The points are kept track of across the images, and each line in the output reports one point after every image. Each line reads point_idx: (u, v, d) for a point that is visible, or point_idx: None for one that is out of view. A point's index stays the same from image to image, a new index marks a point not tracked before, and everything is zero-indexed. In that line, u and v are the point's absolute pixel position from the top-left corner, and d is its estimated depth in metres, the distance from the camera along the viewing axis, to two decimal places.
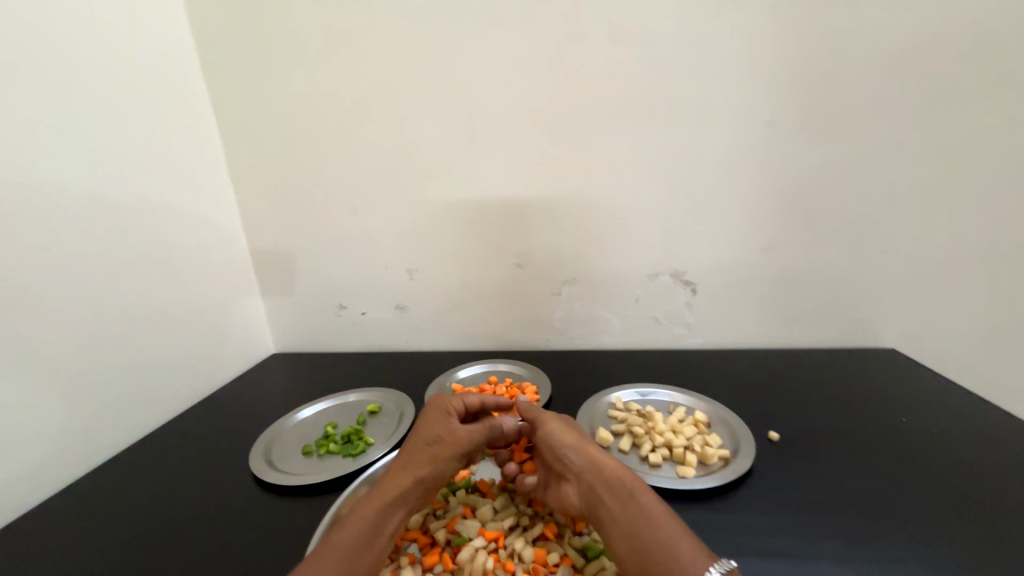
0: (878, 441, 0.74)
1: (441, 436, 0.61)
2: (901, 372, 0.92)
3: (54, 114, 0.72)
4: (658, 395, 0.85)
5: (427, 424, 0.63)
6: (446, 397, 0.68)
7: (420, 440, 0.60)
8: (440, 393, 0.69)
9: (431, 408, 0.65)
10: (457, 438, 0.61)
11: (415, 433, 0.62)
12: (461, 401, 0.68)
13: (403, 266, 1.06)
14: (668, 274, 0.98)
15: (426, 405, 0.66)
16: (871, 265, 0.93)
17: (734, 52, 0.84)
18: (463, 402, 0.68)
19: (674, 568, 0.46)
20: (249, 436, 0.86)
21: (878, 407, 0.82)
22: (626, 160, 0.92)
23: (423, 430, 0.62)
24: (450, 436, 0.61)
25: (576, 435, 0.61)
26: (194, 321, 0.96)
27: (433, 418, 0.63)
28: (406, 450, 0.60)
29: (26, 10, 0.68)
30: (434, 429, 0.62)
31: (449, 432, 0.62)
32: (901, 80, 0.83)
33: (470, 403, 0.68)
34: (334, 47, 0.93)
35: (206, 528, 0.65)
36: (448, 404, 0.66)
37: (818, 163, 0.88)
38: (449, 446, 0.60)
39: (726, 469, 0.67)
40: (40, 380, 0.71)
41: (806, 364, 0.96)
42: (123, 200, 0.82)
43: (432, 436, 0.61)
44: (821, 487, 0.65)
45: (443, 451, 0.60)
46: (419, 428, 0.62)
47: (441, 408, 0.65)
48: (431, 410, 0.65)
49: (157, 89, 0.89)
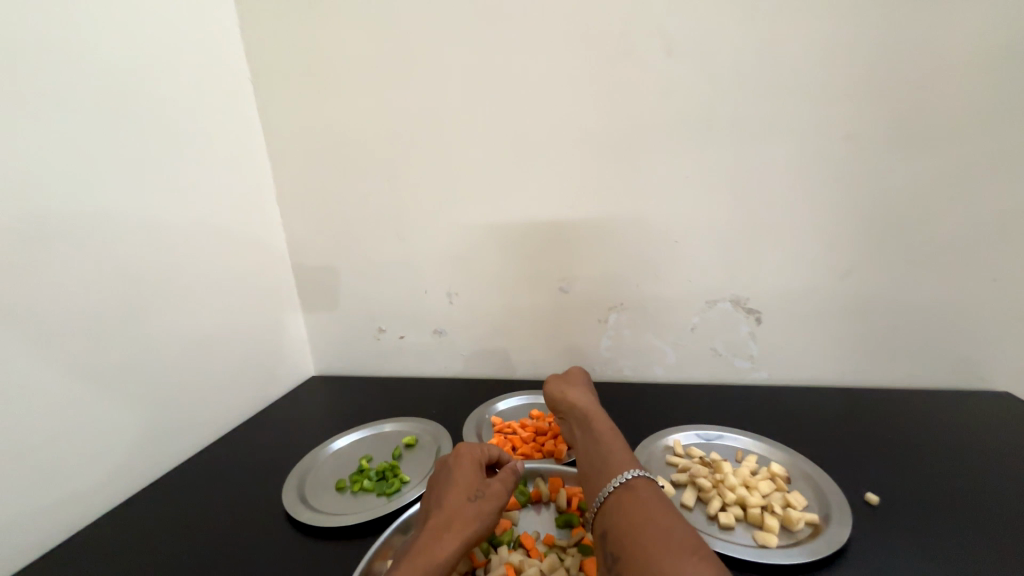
0: (1008, 510, 0.61)
1: (479, 488, 0.58)
2: (1022, 421, 0.77)
3: (124, 142, 0.75)
4: (724, 440, 0.75)
5: (463, 475, 0.59)
6: (475, 446, 0.65)
7: (459, 494, 0.56)
8: (467, 444, 0.65)
9: (461, 459, 0.62)
10: (495, 490, 0.58)
11: (453, 487, 0.57)
12: (489, 452, 0.65)
13: (443, 289, 1.03)
14: (729, 301, 0.89)
15: (454, 457, 0.63)
16: (977, 295, 0.80)
17: (807, 60, 0.76)
18: (490, 453, 0.64)
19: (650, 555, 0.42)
20: (285, 465, 0.83)
21: (1000, 465, 0.69)
22: (682, 179, 0.85)
23: (460, 482, 0.58)
24: (488, 488, 0.58)
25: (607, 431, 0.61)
26: (240, 343, 0.97)
27: (466, 469, 0.60)
28: (445, 505, 0.55)
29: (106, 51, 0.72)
30: (471, 481, 0.58)
31: (483, 486, 0.58)
32: (1014, 81, 0.72)
33: (497, 454, 0.65)
34: (382, 72, 0.94)
35: (240, 568, 0.62)
36: (479, 453, 0.63)
37: (910, 179, 0.77)
38: (489, 498, 0.57)
39: (817, 539, 0.56)
40: (93, 403, 0.71)
41: (897, 407, 0.83)
42: (183, 227, 0.85)
43: (471, 488, 0.57)
44: (941, 567, 0.53)
45: (485, 505, 0.56)
46: (455, 480, 0.59)
47: (473, 457, 0.62)
48: (465, 459, 0.62)
49: (215, 118, 0.92)
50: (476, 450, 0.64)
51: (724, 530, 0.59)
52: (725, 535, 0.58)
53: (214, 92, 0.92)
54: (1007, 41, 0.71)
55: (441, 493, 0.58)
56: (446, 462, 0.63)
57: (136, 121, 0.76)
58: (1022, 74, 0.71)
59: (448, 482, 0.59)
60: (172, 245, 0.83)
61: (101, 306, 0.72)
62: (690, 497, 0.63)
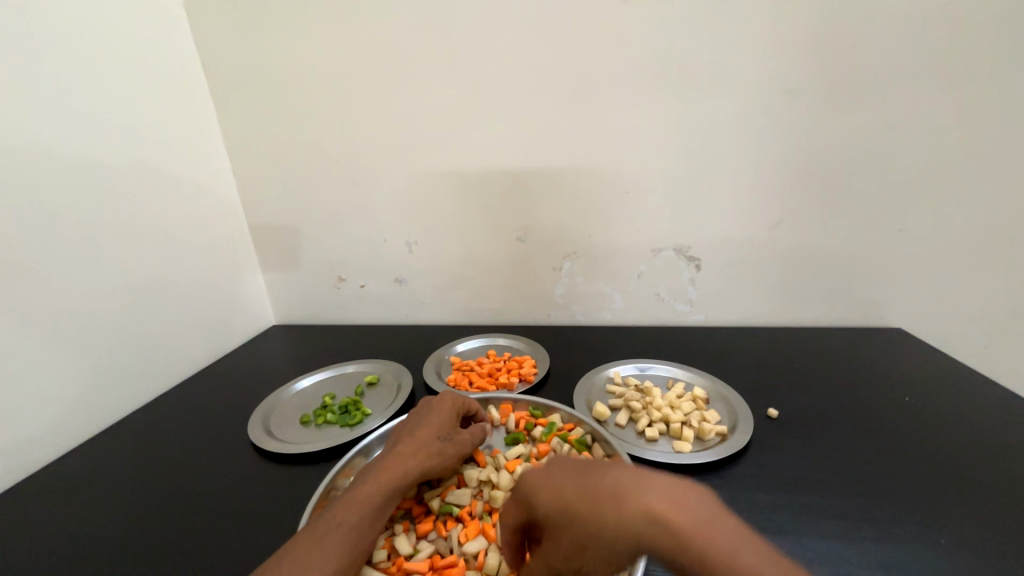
0: (880, 420, 0.73)
1: (449, 433, 0.61)
2: (908, 351, 0.90)
3: (42, 74, 0.70)
4: (656, 370, 0.86)
5: (439, 416, 0.63)
6: (458, 396, 0.67)
7: (430, 431, 0.60)
8: (452, 390, 0.68)
9: (442, 402, 0.65)
10: (463, 439, 0.62)
11: (427, 423, 0.61)
12: (468, 402, 0.68)
13: (403, 238, 1.04)
14: (672, 249, 0.96)
15: (437, 399, 0.65)
16: (883, 243, 0.90)
17: (753, 14, 0.79)
18: (470, 404, 0.67)
19: None
20: (249, 406, 0.87)
21: (882, 385, 0.81)
22: (633, 131, 0.88)
23: (435, 422, 0.62)
24: (457, 435, 0.62)
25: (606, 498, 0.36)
26: (193, 292, 0.96)
27: (444, 412, 0.63)
28: (416, 436, 0.60)
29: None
30: (445, 423, 0.62)
31: (454, 434, 0.62)
32: (932, 44, 0.77)
33: (474, 406, 0.69)
34: (330, 8, 0.89)
35: (210, 493, 0.66)
36: (459, 401, 0.66)
37: (834, 135, 0.84)
38: (454, 446, 0.61)
39: (722, 445, 0.67)
40: (39, 349, 0.71)
41: (810, 342, 0.95)
42: (123, 171, 0.81)
43: (442, 431, 0.61)
44: (819, 464, 0.65)
45: (449, 449, 0.60)
46: (431, 418, 0.62)
47: (453, 404, 0.65)
48: (445, 403, 0.65)
49: (146, 51, 0.85)
50: (458, 399, 0.66)
51: (649, 442, 0.69)
52: (649, 446, 0.69)
53: (143, 21, 0.85)
54: (932, 3, 0.76)
55: (415, 425, 0.62)
56: (428, 401, 0.66)
57: (55, 53, 0.71)
58: (942, 36, 0.77)
59: (423, 419, 0.62)
60: (114, 190, 0.80)
61: (36, 251, 0.69)
62: (623, 417, 0.73)
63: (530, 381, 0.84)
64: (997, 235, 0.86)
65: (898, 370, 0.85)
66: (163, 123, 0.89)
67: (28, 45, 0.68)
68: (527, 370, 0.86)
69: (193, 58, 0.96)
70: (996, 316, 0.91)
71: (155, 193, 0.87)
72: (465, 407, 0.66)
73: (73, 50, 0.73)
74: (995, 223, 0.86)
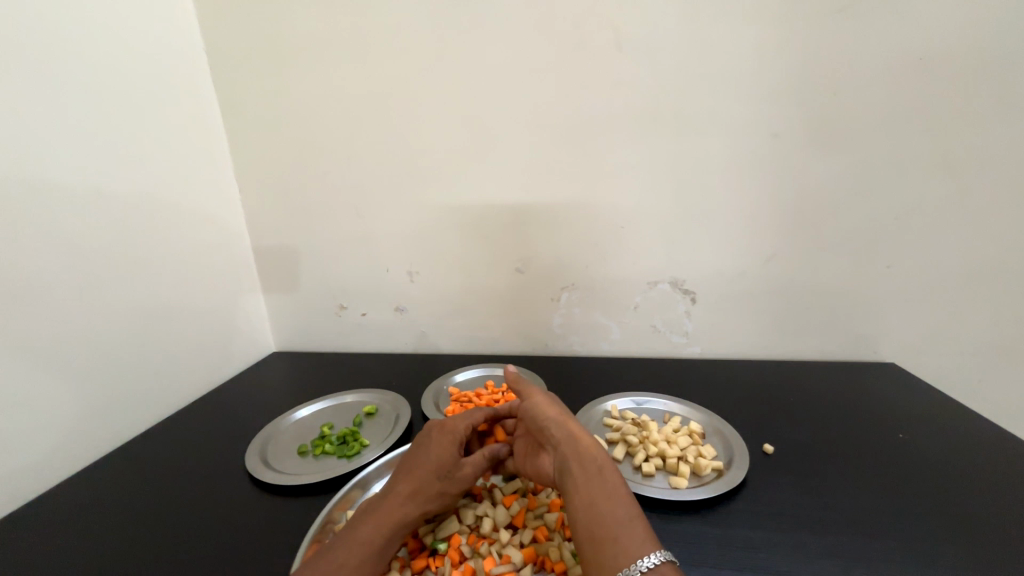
0: (876, 457, 0.73)
1: (449, 469, 0.60)
2: (901, 386, 0.91)
3: (67, 111, 0.74)
4: (653, 404, 0.86)
5: (440, 452, 0.61)
6: (461, 420, 0.65)
7: (429, 471, 0.59)
8: (456, 415, 0.66)
9: (443, 434, 0.63)
10: (465, 474, 0.61)
11: (426, 458, 0.60)
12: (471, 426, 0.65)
13: (404, 268, 1.06)
14: (667, 282, 0.98)
15: (437, 425, 0.64)
16: (873, 279, 0.92)
17: (739, 65, 0.84)
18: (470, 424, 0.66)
19: (606, 527, 0.50)
20: (246, 435, 0.86)
21: (877, 420, 0.82)
22: (628, 168, 0.92)
23: (435, 460, 0.60)
24: (458, 471, 0.61)
25: (562, 415, 0.63)
26: (196, 318, 0.97)
27: (444, 445, 0.61)
28: (415, 476, 0.59)
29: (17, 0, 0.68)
30: (446, 460, 0.60)
31: (456, 465, 0.61)
32: (910, 95, 0.82)
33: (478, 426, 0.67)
34: (343, 53, 0.95)
35: (205, 522, 0.66)
36: (461, 431, 0.63)
37: (820, 176, 0.88)
38: (455, 482, 0.60)
39: (719, 480, 0.67)
40: (45, 376, 0.72)
41: (805, 376, 0.96)
42: (118, 195, 0.81)
43: (443, 469, 0.60)
44: (815, 500, 0.65)
45: (449, 486, 0.60)
46: (431, 454, 0.61)
47: (455, 435, 0.63)
48: (447, 436, 0.62)
49: (164, 91, 0.91)
50: (458, 423, 0.64)
51: (646, 477, 0.70)
52: (646, 481, 0.69)
53: (166, 65, 0.91)
54: (906, 58, 0.81)
55: (416, 462, 0.61)
56: (430, 432, 0.64)
57: (53, 78, 0.72)
58: (915, 88, 0.82)
59: (423, 456, 0.61)
60: (119, 217, 0.82)
61: (49, 278, 0.72)
62: (620, 451, 0.74)
63: None
64: (982, 274, 0.89)
65: (892, 405, 0.86)
66: (172, 154, 0.92)
67: (25, 70, 0.69)
68: None
69: (209, 95, 1.01)
70: (986, 353, 0.93)
71: (167, 221, 0.91)
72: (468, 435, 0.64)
73: (85, 83, 0.76)
74: (980, 263, 0.88)
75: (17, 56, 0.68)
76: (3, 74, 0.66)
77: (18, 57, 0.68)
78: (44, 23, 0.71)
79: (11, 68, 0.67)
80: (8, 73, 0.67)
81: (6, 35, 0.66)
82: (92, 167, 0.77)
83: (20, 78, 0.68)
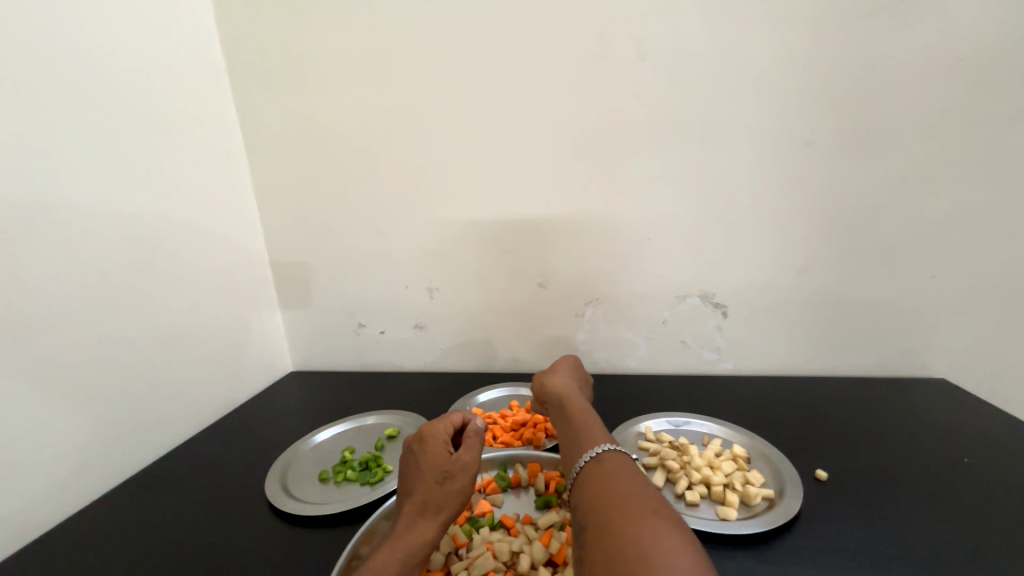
0: (941, 485, 0.67)
1: (447, 469, 0.58)
2: (956, 404, 0.86)
3: (90, 134, 0.74)
4: (690, 426, 0.82)
5: (430, 459, 0.58)
6: (437, 421, 0.62)
7: (428, 480, 0.57)
8: (430, 421, 0.63)
9: (423, 441, 0.60)
10: (464, 465, 0.58)
11: (420, 472, 0.58)
12: (450, 424, 0.62)
13: (424, 285, 1.04)
14: (696, 296, 0.94)
15: (413, 436, 0.62)
16: (919, 290, 0.88)
17: (768, 71, 0.82)
18: (448, 423, 0.62)
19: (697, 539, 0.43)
20: (265, 460, 0.83)
21: (935, 443, 0.76)
22: (654, 180, 0.90)
23: (427, 469, 0.58)
24: (456, 466, 0.58)
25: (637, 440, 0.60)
26: (214, 339, 0.96)
27: (430, 451, 0.59)
28: (415, 492, 0.56)
29: (43, 25, 0.68)
30: (437, 462, 0.58)
31: (451, 463, 0.58)
32: (952, 97, 0.79)
33: (458, 422, 0.64)
34: (363, 70, 0.94)
35: (225, 556, 0.63)
36: (441, 432, 0.61)
37: (858, 184, 0.84)
38: (458, 477, 0.58)
39: (772, 511, 0.62)
40: (63, 400, 0.70)
41: (847, 393, 0.91)
42: (138, 215, 0.81)
43: (438, 472, 0.57)
44: (879, 534, 0.60)
45: (454, 485, 0.57)
46: (420, 465, 0.58)
47: (439, 438, 0.60)
48: (427, 443, 0.60)
49: (184, 111, 0.91)
50: (436, 426, 0.62)
51: (690, 506, 0.65)
52: (691, 511, 0.64)
53: (186, 86, 0.91)
54: (946, 60, 0.78)
55: (412, 478, 0.58)
56: (410, 446, 0.61)
57: (76, 101, 0.72)
58: (958, 89, 0.78)
59: (415, 470, 0.58)
60: (137, 238, 0.81)
61: (68, 300, 0.71)
62: (660, 478, 0.69)
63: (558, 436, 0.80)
64: None
65: (950, 426, 0.80)
66: (192, 174, 0.92)
67: (51, 93, 0.69)
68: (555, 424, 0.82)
69: (230, 116, 1.01)
70: None
71: (185, 242, 0.90)
72: (449, 431, 0.61)
73: (107, 105, 0.77)
74: None
75: (43, 81, 0.68)
76: (28, 98, 0.66)
77: (42, 78, 0.68)
78: (69, 46, 0.71)
79: (37, 92, 0.67)
80: (34, 98, 0.67)
81: (33, 58, 0.67)
82: (113, 189, 0.77)
83: (47, 100, 0.69)
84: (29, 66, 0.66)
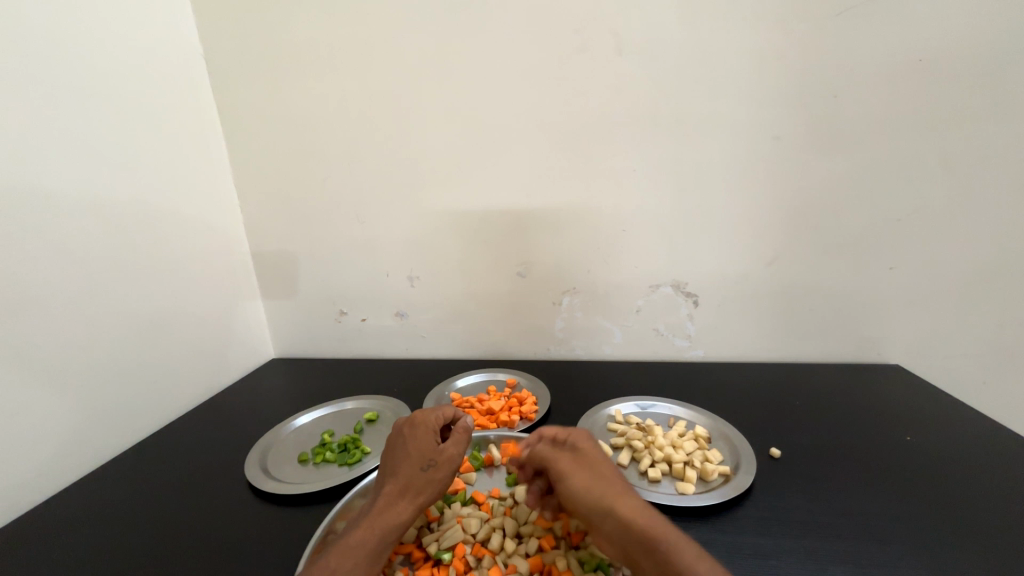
0: (884, 461, 0.73)
1: (432, 457, 0.60)
2: (906, 388, 0.91)
3: (67, 120, 0.73)
4: (657, 408, 0.86)
5: (418, 444, 0.62)
6: (430, 413, 0.66)
7: (413, 464, 0.59)
8: (423, 411, 0.66)
9: (414, 427, 0.64)
10: (448, 456, 0.61)
11: (406, 456, 0.61)
12: (441, 417, 0.66)
13: (405, 273, 1.05)
14: (669, 285, 0.98)
15: (405, 422, 0.65)
16: (876, 281, 0.92)
17: (741, 67, 0.84)
18: (440, 415, 0.66)
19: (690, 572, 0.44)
20: (245, 443, 0.85)
21: (883, 423, 0.81)
22: (629, 172, 0.92)
23: (414, 453, 0.61)
24: (440, 455, 0.61)
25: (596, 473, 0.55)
26: (195, 325, 0.97)
27: (419, 437, 0.62)
28: (400, 474, 0.59)
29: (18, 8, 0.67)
30: (424, 449, 0.61)
31: (437, 451, 0.61)
32: (912, 96, 0.82)
33: (448, 418, 0.67)
34: (344, 58, 0.94)
35: (207, 532, 0.65)
36: (432, 421, 0.64)
37: (822, 178, 0.88)
38: (441, 466, 0.60)
39: (727, 485, 0.67)
40: (44, 385, 0.71)
41: (808, 378, 0.95)
42: (117, 202, 0.81)
43: (424, 458, 0.60)
44: (824, 505, 0.64)
45: (437, 472, 0.60)
46: (409, 450, 0.61)
47: (428, 426, 0.64)
48: (418, 430, 0.63)
49: (162, 97, 0.90)
50: (428, 416, 0.66)
51: (652, 483, 0.69)
52: (653, 487, 0.68)
53: (164, 71, 0.90)
54: (907, 61, 0.81)
55: (398, 460, 0.61)
56: (401, 431, 0.64)
57: (52, 86, 0.71)
58: (916, 90, 0.82)
59: (403, 453, 0.61)
60: (117, 225, 0.81)
61: (46, 287, 0.71)
62: (625, 456, 0.73)
63: (531, 419, 0.84)
64: (985, 275, 0.89)
65: (898, 408, 0.85)
66: (171, 160, 0.92)
67: (26, 78, 0.68)
68: (528, 407, 0.85)
69: (209, 102, 1.01)
70: (991, 353, 0.92)
71: (167, 229, 0.90)
72: (440, 423, 0.65)
73: (85, 89, 0.76)
74: (982, 263, 0.88)
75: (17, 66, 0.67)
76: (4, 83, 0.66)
77: (19, 64, 0.67)
78: (43, 30, 0.70)
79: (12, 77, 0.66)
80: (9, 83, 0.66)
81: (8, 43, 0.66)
82: (91, 176, 0.77)
83: (24, 84, 0.68)
84: (5, 49, 0.66)
